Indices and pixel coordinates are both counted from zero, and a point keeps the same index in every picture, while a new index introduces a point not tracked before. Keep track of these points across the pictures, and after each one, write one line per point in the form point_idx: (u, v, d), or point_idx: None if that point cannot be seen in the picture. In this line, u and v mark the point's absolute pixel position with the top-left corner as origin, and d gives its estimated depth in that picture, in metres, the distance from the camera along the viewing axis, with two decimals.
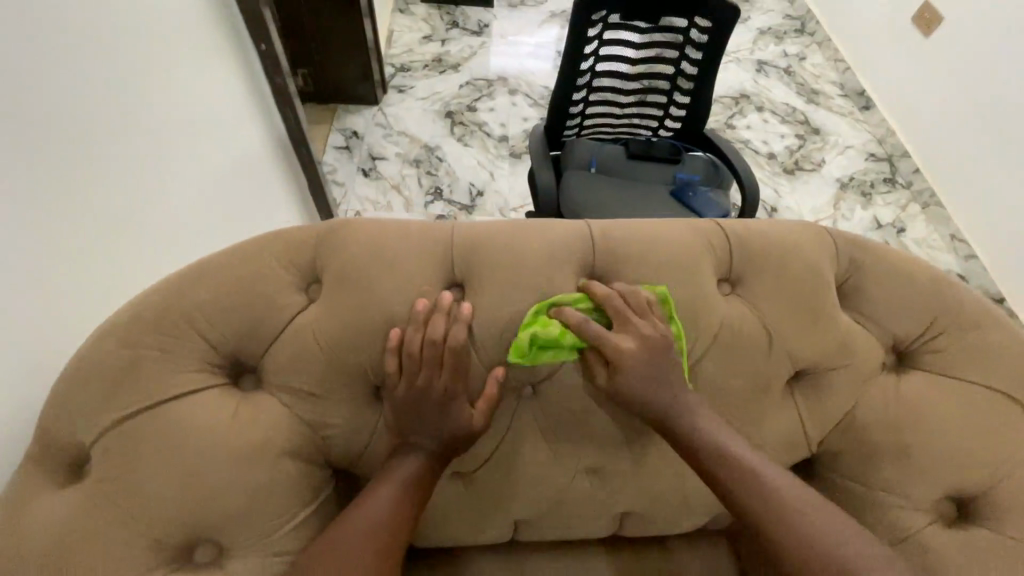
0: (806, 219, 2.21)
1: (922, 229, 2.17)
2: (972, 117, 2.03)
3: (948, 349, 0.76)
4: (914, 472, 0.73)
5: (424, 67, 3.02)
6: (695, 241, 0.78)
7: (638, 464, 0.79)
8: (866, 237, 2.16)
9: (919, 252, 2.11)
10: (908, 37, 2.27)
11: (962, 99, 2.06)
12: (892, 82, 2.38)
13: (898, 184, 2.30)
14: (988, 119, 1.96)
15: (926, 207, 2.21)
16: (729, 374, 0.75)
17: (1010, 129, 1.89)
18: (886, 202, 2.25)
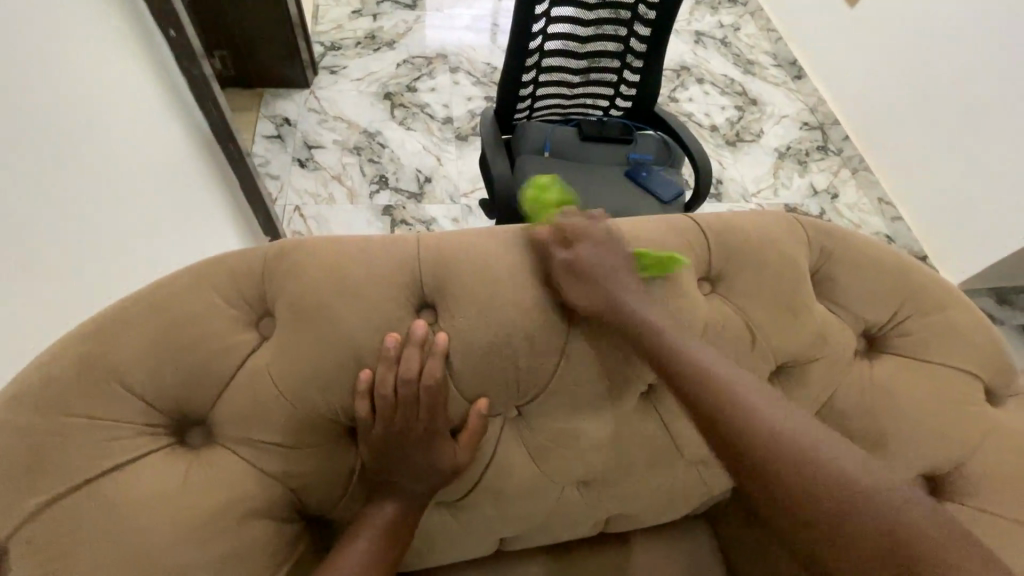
0: (750, 190, 2.26)
1: (856, 195, 2.27)
2: (955, 121, 1.93)
3: (914, 332, 0.79)
4: (895, 455, 0.74)
5: (355, 45, 2.82)
6: (675, 240, 0.75)
7: (625, 471, 0.77)
8: (805, 204, 2.25)
9: (852, 216, 2.21)
10: (881, 25, 2.16)
11: (888, 69, 2.16)
12: (855, 65, 2.30)
13: (830, 152, 2.39)
14: (910, 88, 2.07)
15: (858, 172, 2.31)
16: None
17: (991, 136, 1.82)
18: (821, 169, 2.34)
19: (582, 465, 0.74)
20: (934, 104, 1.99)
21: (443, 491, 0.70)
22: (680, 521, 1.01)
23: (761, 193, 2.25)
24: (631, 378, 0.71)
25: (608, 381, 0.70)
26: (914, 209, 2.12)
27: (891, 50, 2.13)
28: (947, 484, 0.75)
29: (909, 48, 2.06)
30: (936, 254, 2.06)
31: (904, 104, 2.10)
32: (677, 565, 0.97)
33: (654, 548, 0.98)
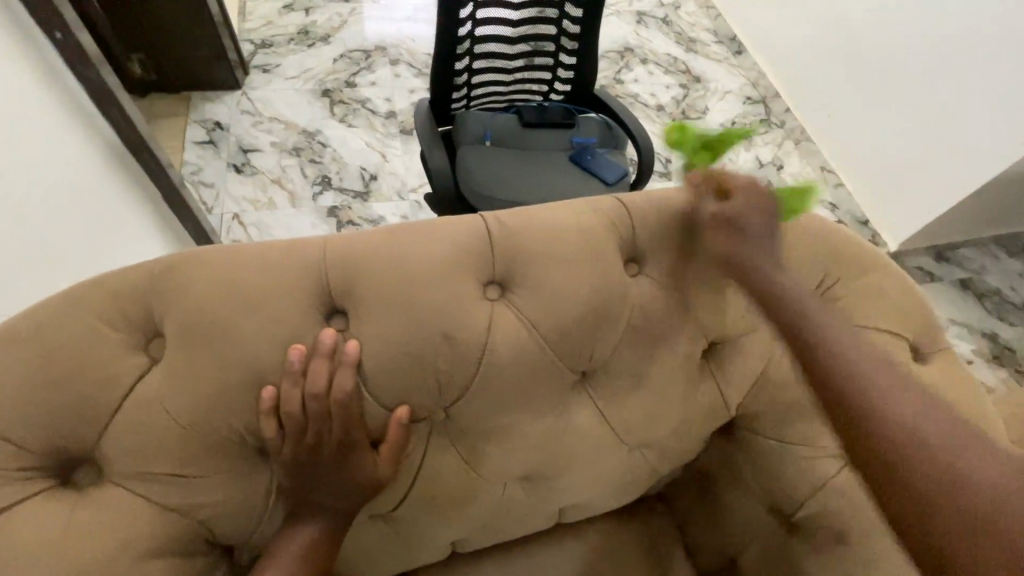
0: None
1: (800, 165, 2.31)
2: (954, 122, 1.80)
3: (842, 298, 0.79)
4: (827, 422, 0.75)
5: (288, 41, 2.70)
6: (599, 223, 0.72)
7: (565, 464, 0.76)
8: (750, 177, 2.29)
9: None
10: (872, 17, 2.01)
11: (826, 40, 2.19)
12: (832, 63, 2.19)
13: (773, 124, 2.43)
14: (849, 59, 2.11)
15: (799, 143, 2.35)
16: (642, 360, 0.72)
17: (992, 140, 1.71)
18: (765, 142, 2.38)
19: (518, 461, 0.72)
20: (925, 105, 1.87)
21: (372, 503, 0.67)
22: (636, 504, 1.00)
23: None
24: (561, 370, 0.69)
25: (536, 375, 0.67)
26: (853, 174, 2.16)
27: (873, 52, 2.02)
28: None
29: (895, 48, 1.94)
30: (878, 217, 2.08)
31: (887, 104, 1.99)
32: (634, 549, 0.96)
33: (611, 534, 0.97)
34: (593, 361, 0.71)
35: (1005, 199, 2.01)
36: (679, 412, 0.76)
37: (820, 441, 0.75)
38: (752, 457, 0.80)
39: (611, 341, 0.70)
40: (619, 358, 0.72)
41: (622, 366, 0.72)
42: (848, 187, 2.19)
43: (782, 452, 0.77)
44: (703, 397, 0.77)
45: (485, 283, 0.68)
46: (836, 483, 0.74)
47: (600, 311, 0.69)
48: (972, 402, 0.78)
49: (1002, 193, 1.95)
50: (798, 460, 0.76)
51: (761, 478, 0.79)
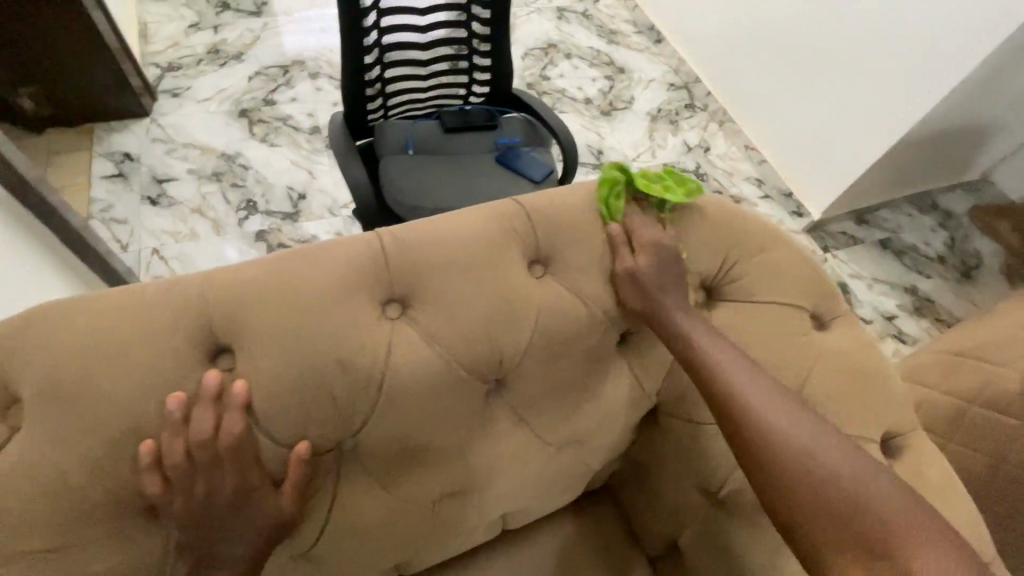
0: (629, 157, 2.35)
1: (725, 146, 2.41)
2: None
3: (744, 277, 0.81)
4: None
5: (198, 62, 2.58)
6: (498, 229, 0.71)
7: (492, 473, 0.75)
8: (680, 161, 2.36)
9: (724, 167, 2.35)
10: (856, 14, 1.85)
11: (740, 23, 2.27)
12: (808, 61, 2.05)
13: (697, 108, 2.51)
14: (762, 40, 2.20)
15: (722, 125, 2.45)
16: (554, 361, 0.72)
17: None
18: (691, 126, 2.46)
19: (440, 477, 0.71)
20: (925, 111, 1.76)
21: (286, 545, 0.64)
22: (580, 497, 1.02)
23: (640, 157, 2.35)
24: (472, 381, 0.67)
25: (445, 391, 0.66)
26: (775, 151, 2.29)
27: (858, 47, 1.88)
28: None
29: (884, 46, 1.81)
30: (799, 188, 2.24)
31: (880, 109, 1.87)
32: (581, 541, 0.98)
33: (558, 530, 0.98)
34: (506, 368, 0.70)
35: (911, 162, 2.13)
36: (600, 405, 0.77)
37: None
38: (675, 438, 0.82)
39: (521, 346, 0.69)
40: (533, 362, 0.71)
41: (536, 369, 0.71)
42: (771, 163, 2.33)
43: (699, 430, 0.79)
44: (621, 387, 0.78)
45: (384, 302, 0.65)
46: None
47: (504, 318, 0.68)
48: (872, 361, 0.82)
49: (908, 156, 2.07)
50: (714, 436, 0.78)
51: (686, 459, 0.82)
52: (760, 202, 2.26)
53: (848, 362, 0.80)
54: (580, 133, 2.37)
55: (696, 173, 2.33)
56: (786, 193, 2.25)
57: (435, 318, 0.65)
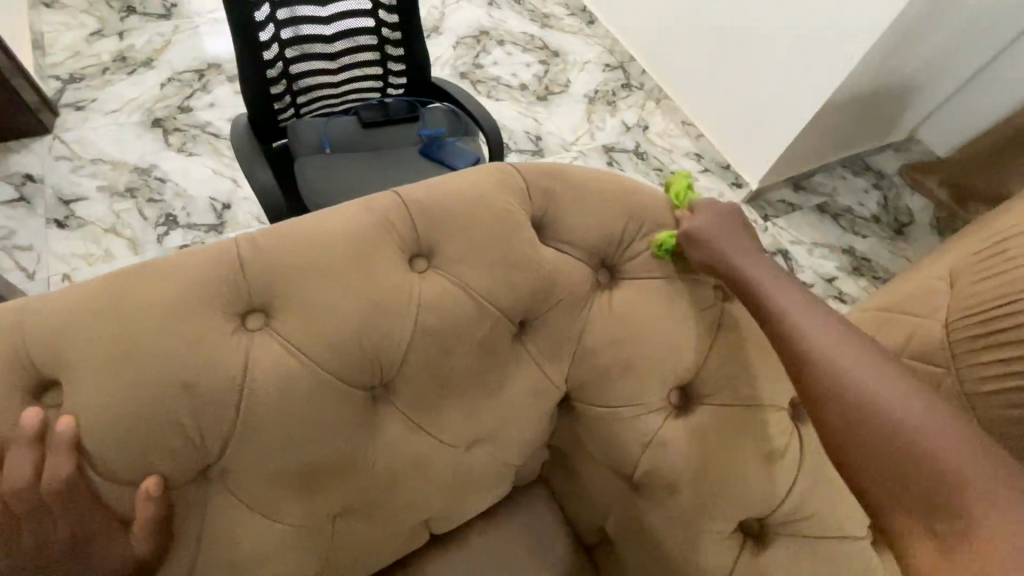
0: (568, 141, 2.34)
1: (663, 123, 2.43)
2: None
3: (645, 252, 0.78)
4: (640, 377, 0.74)
5: (102, 71, 2.41)
6: (371, 224, 0.67)
7: (389, 483, 0.70)
8: (619, 142, 2.37)
9: (663, 144, 2.37)
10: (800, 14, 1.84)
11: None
12: (752, 32, 2.01)
13: (634, 87, 2.51)
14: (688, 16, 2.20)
15: (659, 103, 2.47)
16: (438, 357, 0.67)
17: None
18: (628, 105, 2.46)
19: (327, 494, 0.66)
20: None
21: None
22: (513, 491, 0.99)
23: (578, 141, 2.34)
24: (349, 389, 0.63)
25: (314, 403, 0.61)
26: (710, 124, 2.33)
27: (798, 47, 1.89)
28: (697, 389, 0.74)
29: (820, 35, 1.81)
30: (736, 160, 2.29)
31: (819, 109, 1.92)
32: (515, 535, 0.96)
33: (490, 527, 0.96)
34: (388, 371, 0.65)
35: (839, 125, 2.16)
36: (499, 398, 0.73)
37: (639, 397, 0.73)
38: (586, 425, 0.78)
39: (400, 346, 0.64)
40: (415, 361, 0.66)
41: (419, 367, 0.66)
42: (707, 137, 2.38)
43: (608, 415, 0.75)
44: (522, 376, 0.74)
45: (243, 313, 0.60)
46: (661, 436, 0.72)
47: (377, 320, 0.63)
48: None
49: (835, 119, 2.10)
50: (623, 419, 0.74)
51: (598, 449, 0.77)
52: (701, 175, 2.29)
53: (759, 332, 0.76)
54: (517, 120, 2.34)
55: (636, 152, 2.35)
56: (724, 165, 2.30)
57: (301, 325, 0.61)
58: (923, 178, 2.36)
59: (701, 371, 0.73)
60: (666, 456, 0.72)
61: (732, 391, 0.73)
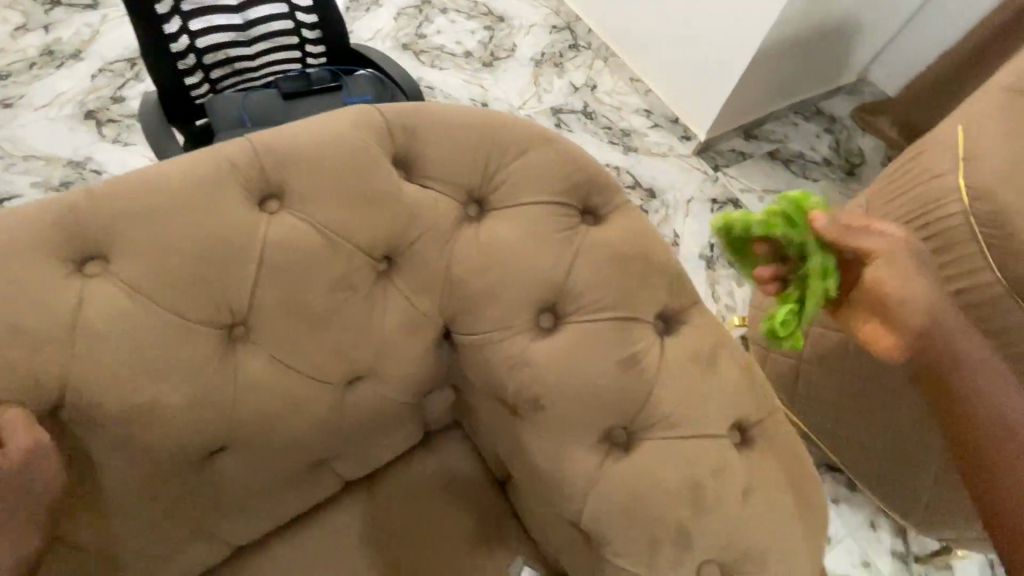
0: (514, 104, 2.31)
1: (611, 82, 2.41)
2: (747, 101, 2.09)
3: (510, 180, 0.79)
4: (506, 303, 0.75)
5: (27, 67, 2.25)
6: (211, 168, 0.67)
7: (264, 420, 0.72)
8: (567, 103, 2.35)
9: (613, 102, 2.36)
10: None
11: None
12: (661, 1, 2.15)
13: (581, 47, 2.49)
14: None
15: (607, 61, 2.45)
16: (291, 293, 0.68)
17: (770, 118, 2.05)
18: (576, 66, 2.44)
19: (194, 433, 0.67)
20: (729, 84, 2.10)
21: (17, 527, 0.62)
22: (430, 434, 1.02)
23: (526, 104, 2.32)
24: (192, 329, 0.64)
25: (159, 341, 0.62)
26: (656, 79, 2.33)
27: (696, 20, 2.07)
28: (562, 307, 0.77)
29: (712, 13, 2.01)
30: (682, 112, 2.31)
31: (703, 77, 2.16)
32: (431, 475, 0.99)
33: (407, 468, 0.99)
34: (239, 310, 0.66)
35: (780, 71, 2.17)
36: (369, 332, 0.75)
37: (508, 322, 0.75)
38: (467, 356, 0.79)
39: (247, 282, 0.66)
40: (266, 297, 0.67)
41: (272, 303, 0.67)
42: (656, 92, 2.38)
43: (481, 343, 0.77)
44: (392, 311, 0.75)
45: (76, 259, 0.61)
46: (529, 356, 0.75)
47: (215, 259, 0.64)
48: (651, 246, 0.82)
49: (774, 68, 2.12)
50: (495, 344, 0.76)
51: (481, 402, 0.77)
52: (650, 131, 2.31)
53: (624, 251, 0.79)
54: (462, 88, 2.31)
55: (584, 112, 2.34)
56: (673, 119, 2.33)
57: (138, 268, 0.62)
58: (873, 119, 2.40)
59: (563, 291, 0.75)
60: (534, 375, 0.74)
61: (596, 308, 0.75)
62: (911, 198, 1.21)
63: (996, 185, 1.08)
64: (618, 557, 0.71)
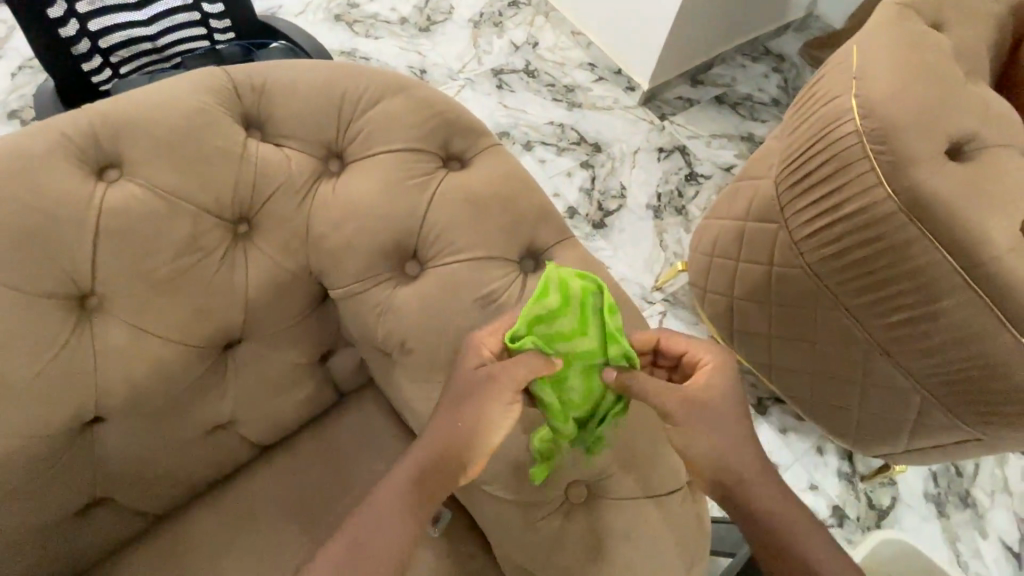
0: (453, 68, 2.27)
1: (553, 37, 2.38)
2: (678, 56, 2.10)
3: (365, 131, 0.80)
4: (367, 254, 0.77)
5: None
6: (39, 142, 0.67)
7: (132, 387, 0.73)
8: (507, 62, 2.30)
9: (554, 57, 2.33)
10: None
11: None
12: None
13: (521, 5, 2.44)
14: None
15: (547, 17, 2.43)
16: (137, 260, 0.69)
17: None
18: (516, 24, 2.39)
19: (58, 405, 0.69)
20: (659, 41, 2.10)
21: None
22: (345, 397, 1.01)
23: (466, 67, 2.27)
24: (32, 300, 0.66)
25: (4, 316, 0.64)
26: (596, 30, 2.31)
27: None
28: (423, 252, 0.79)
29: None
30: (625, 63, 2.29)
31: (637, 35, 2.16)
32: (346, 436, 0.98)
33: (321, 431, 0.99)
34: (87, 280, 0.68)
35: (717, 13, 2.13)
36: (233, 293, 0.76)
37: (371, 271, 0.77)
38: (342, 310, 0.80)
39: (87, 252, 0.67)
40: (110, 265, 0.68)
41: (118, 270, 0.68)
42: (597, 44, 2.35)
43: (349, 295, 0.79)
44: (255, 270, 0.76)
45: None
46: (393, 303, 0.77)
47: (46, 229, 0.65)
48: (517, 187, 0.82)
49: (706, 16, 2.10)
50: (362, 294, 0.78)
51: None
52: (593, 85, 2.28)
53: (485, 195, 0.80)
54: (401, 56, 2.24)
55: (526, 71, 2.29)
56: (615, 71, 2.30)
57: None
58: (819, 55, 2.37)
59: (419, 238, 0.78)
60: (399, 319, 0.77)
61: (453, 250, 0.77)
62: (813, 121, 1.20)
63: (884, 100, 1.07)
64: (491, 487, 0.75)
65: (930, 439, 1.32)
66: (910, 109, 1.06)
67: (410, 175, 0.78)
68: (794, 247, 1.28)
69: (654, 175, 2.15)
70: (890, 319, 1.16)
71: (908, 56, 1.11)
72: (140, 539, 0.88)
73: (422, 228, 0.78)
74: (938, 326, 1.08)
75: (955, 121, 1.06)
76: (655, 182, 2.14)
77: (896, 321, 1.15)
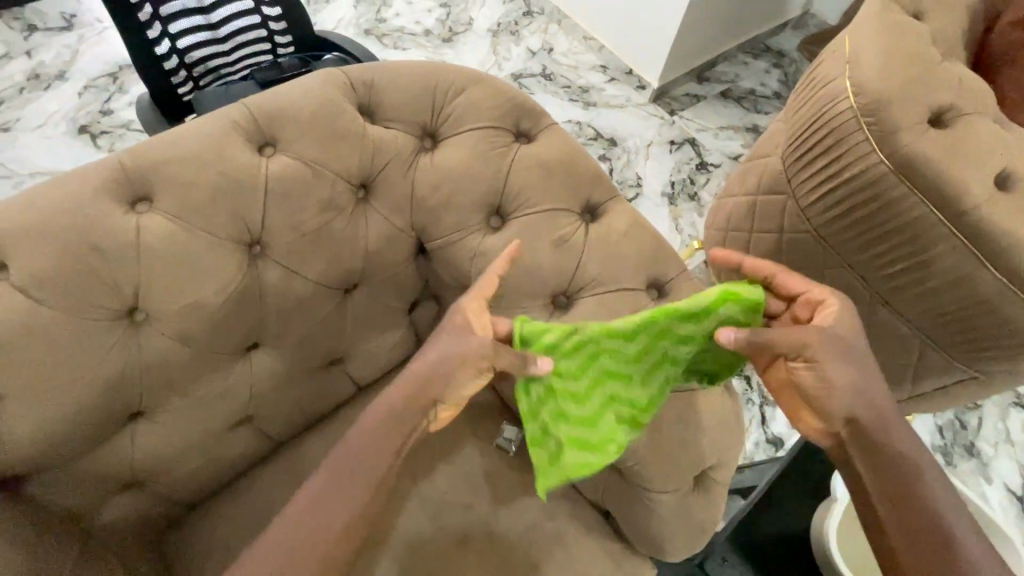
0: None
1: (567, 43, 2.59)
2: None
3: (453, 115, 1.00)
4: (461, 210, 0.97)
5: (18, 93, 2.16)
6: (216, 128, 0.88)
7: (283, 319, 0.93)
8: (525, 67, 2.52)
9: (568, 61, 2.54)
10: None
11: None
12: None
13: (535, 14, 2.67)
14: None
15: (560, 25, 2.64)
16: (291, 217, 0.89)
17: None
18: (532, 32, 2.61)
19: (233, 332, 0.89)
20: (663, 44, 2.31)
21: (118, 404, 0.84)
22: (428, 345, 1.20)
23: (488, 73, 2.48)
24: (220, 244, 0.85)
25: (198, 259, 0.84)
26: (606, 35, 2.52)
27: None
28: (504, 207, 0.99)
29: None
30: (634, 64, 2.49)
31: (643, 38, 2.37)
32: None
33: None
34: (254, 230, 0.88)
35: (719, 16, 2.33)
36: (357, 244, 0.95)
37: (464, 225, 0.97)
38: (441, 257, 0.99)
39: (257, 209, 0.87)
40: (272, 219, 0.88)
41: (277, 224, 0.88)
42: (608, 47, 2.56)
43: (446, 243, 0.98)
44: (373, 225, 0.96)
45: (133, 202, 0.84)
46: (483, 249, 0.97)
47: (227, 191, 0.85)
48: (575, 156, 1.02)
49: (709, 20, 2.31)
50: (457, 243, 0.97)
51: (398, 414, 0.82)
52: (606, 84, 2.48)
53: (552, 161, 0.99)
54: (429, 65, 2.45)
55: (543, 75, 2.50)
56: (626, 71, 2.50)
57: (176, 206, 0.83)
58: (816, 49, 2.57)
59: (502, 196, 0.98)
60: (487, 260, 0.96)
61: (527, 203, 0.97)
62: (813, 103, 1.39)
63: (872, 78, 1.26)
64: None
65: (931, 381, 1.47)
66: (894, 85, 1.25)
67: (491, 146, 0.98)
68: (802, 215, 1.46)
69: (667, 164, 2.35)
70: (886, 272, 1.34)
71: (892, 42, 1.30)
72: (271, 461, 1.06)
73: (503, 188, 0.98)
74: (930, 270, 1.26)
75: (935, 94, 1.25)
76: (668, 171, 2.34)
77: (891, 273, 1.33)
